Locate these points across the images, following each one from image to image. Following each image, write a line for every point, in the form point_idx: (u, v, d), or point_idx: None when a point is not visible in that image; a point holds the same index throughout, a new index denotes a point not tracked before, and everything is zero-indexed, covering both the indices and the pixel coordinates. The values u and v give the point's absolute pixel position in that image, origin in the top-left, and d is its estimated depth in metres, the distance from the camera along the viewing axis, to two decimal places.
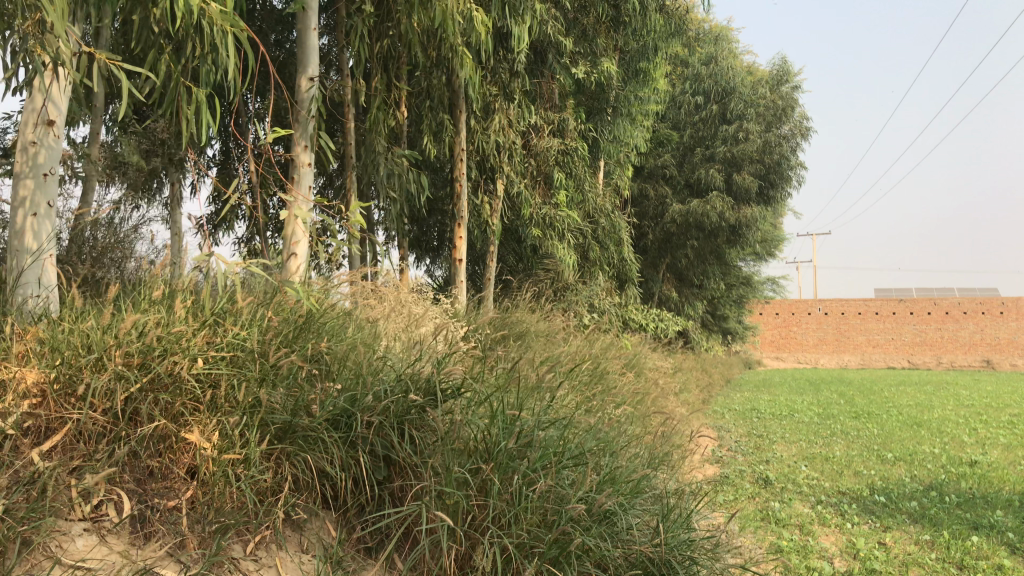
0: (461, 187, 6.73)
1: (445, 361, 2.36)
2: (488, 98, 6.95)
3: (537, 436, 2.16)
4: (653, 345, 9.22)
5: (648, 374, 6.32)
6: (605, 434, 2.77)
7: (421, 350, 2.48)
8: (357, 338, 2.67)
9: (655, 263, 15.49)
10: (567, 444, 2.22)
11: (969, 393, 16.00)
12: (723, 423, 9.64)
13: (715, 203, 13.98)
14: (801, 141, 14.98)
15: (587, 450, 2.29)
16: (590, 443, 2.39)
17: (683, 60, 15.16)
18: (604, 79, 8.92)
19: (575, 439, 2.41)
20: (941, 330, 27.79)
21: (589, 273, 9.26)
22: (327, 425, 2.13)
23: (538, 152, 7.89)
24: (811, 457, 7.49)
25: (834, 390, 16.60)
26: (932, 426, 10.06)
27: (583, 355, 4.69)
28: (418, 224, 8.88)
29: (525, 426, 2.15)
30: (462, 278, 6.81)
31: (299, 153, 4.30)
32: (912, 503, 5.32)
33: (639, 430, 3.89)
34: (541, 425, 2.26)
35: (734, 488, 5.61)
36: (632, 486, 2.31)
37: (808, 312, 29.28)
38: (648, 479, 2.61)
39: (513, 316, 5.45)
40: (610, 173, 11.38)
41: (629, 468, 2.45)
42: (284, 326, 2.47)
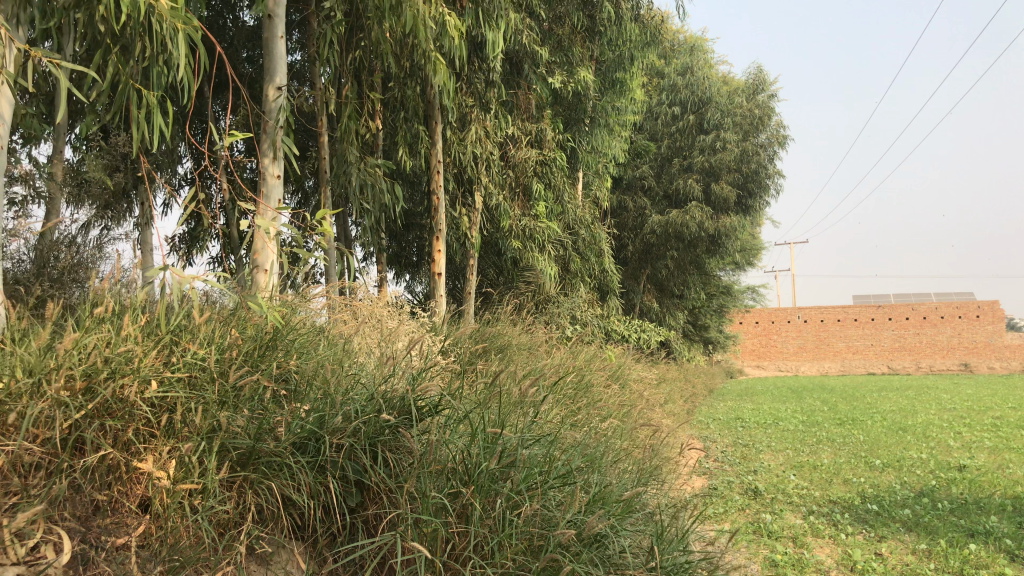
0: (439, 199, 6.59)
1: (421, 377, 2.21)
2: (463, 108, 6.83)
3: (521, 455, 2.00)
4: (637, 357, 9.10)
5: (632, 385, 6.19)
6: (593, 450, 2.63)
7: (395, 365, 2.32)
8: (329, 355, 2.51)
9: (635, 274, 15.39)
10: (553, 462, 2.07)
11: (951, 397, 15.99)
12: (708, 433, 9.51)
13: (695, 212, 13.92)
14: (778, 149, 14.98)
15: (575, 468, 2.14)
16: (577, 460, 2.24)
17: (659, 71, 15.13)
18: (581, 89, 8.83)
19: (562, 456, 2.26)
20: (921, 335, 27.89)
21: (571, 285, 9.15)
22: (294, 450, 1.98)
23: (516, 163, 7.76)
24: (800, 465, 7.37)
25: (818, 397, 16.55)
26: (918, 431, 9.99)
27: (567, 367, 4.54)
28: (396, 240, 8.73)
29: (509, 444, 2.00)
30: (442, 292, 6.66)
31: (267, 166, 4.15)
32: (905, 510, 5.20)
33: (626, 443, 3.75)
34: (525, 443, 2.11)
35: (724, 500, 5.47)
36: (622, 504, 2.16)
37: (789, 321, 29.33)
38: (640, 497, 2.46)
39: (494, 330, 5.30)
40: (589, 184, 11.28)
41: (619, 486, 2.30)
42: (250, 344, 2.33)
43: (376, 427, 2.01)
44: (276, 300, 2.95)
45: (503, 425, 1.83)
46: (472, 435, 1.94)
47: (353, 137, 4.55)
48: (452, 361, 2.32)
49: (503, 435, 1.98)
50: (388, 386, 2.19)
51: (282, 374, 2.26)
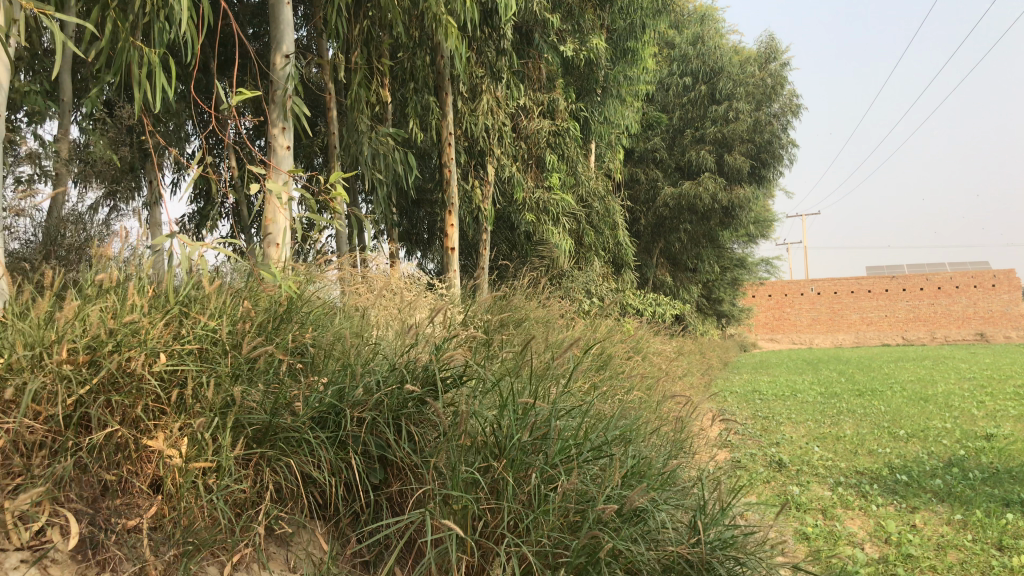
0: (451, 172, 6.45)
1: (444, 346, 2.08)
2: (474, 78, 6.68)
3: (554, 426, 1.87)
4: (653, 330, 8.96)
5: (652, 358, 6.06)
6: (624, 422, 2.51)
7: (416, 334, 2.19)
8: (345, 326, 2.39)
9: (648, 248, 15.20)
10: (587, 433, 1.95)
11: (970, 367, 15.82)
12: (727, 407, 9.38)
13: (708, 184, 13.74)
14: (791, 119, 14.76)
15: (609, 440, 2.02)
16: (611, 431, 2.11)
17: (670, 41, 14.87)
18: (592, 58, 8.65)
19: (594, 426, 2.13)
20: (935, 305, 27.64)
21: (585, 259, 9.00)
22: (314, 423, 1.87)
23: (528, 134, 7.61)
24: (822, 437, 7.24)
25: (835, 369, 16.39)
26: (940, 401, 9.84)
27: (588, 340, 4.41)
28: (407, 217, 8.61)
29: (543, 414, 1.88)
30: (455, 266, 6.53)
31: (276, 136, 4.01)
32: (936, 481, 5.07)
33: (651, 415, 3.63)
34: (557, 414, 1.98)
35: (748, 473, 5.35)
36: (660, 477, 2.05)
37: (802, 293, 29.11)
38: (676, 471, 2.34)
39: (511, 303, 5.18)
40: (601, 157, 11.10)
41: (655, 459, 2.18)
42: (265, 315, 2.22)
43: (401, 395, 1.90)
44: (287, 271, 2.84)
45: (541, 393, 1.71)
46: (504, 405, 1.81)
47: (363, 106, 4.42)
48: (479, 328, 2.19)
49: (536, 406, 1.86)
50: (415, 351, 2.07)
51: (297, 343, 2.15)
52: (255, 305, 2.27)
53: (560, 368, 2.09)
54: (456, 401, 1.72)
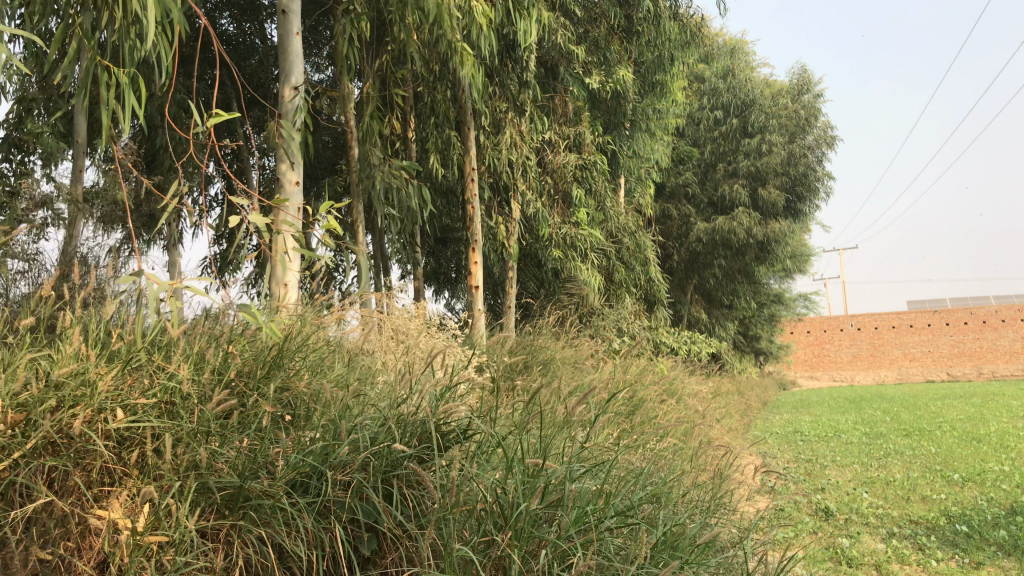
0: (474, 209, 6.26)
1: (446, 395, 1.84)
2: (497, 112, 6.51)
3: (570, 490, 1.61)
4: (688, 369, 8.64)
5: (688, 400, 5.76)
6: (655, 478, 2.24)
7: (416, 380, 1.96)
8: (341, 372, 2.17)
9: (682, 284, 14.87)
10: (609, 496, 1.69)
11: (1022, 404, 15.20)
12: (767, 449, 8.99)
13: (742, 219, 13.43)
14: (826, 151, 14.45)
15: (635, 504, 1.75)
16: (639, 494, 1.84)
17: (699, 75, 14.66)
18: (620, 90, 8.45)
19: (620, 486, 1.87)
20: (980, 340, 26.84)
21: (616, 296, 8.72)
22: (292, 488, 1.63)
23: (553, 169, 7.41)
24: (870, 481, 6.85)
25: (879, 407, 15.84)
26: (994, 442, 9.33)
27: (617, 383, 4.14)
28: (434, 256, 8.45)
29: (556, 475, 1.62)
30: (480, 305, 6.31)
31: (285, 171, 3.84)
32: (1000, 532, 4.69)
33: (685, 464, 3.34)
34: (575, 474, 1.72)
35: (793, 522, 5.01)
36: (697, 547, 1.79)
37: (841, 329, 28.39)
38: (715, 536, 2.07)
39: (535, 343, 4.93)
40: (631, 192, 10.86)
41: (691, 525, 1.91)
42: (249, 363, 1.98)
43: (392, 451, 1.65)
44: (288, 313, 2.62)
45: (552, 452, 1.45)
46: (510, 466, 1.56)
47: (376, 138, 4.25)
48: (490, 376, 1.95)
49: (548, 466, 1.60)
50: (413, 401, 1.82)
51: (283, 394, 1.91)
52: (239, 352, 2.04)
53: (579, 422, 1.84)
54: (454, 461, 1.47)
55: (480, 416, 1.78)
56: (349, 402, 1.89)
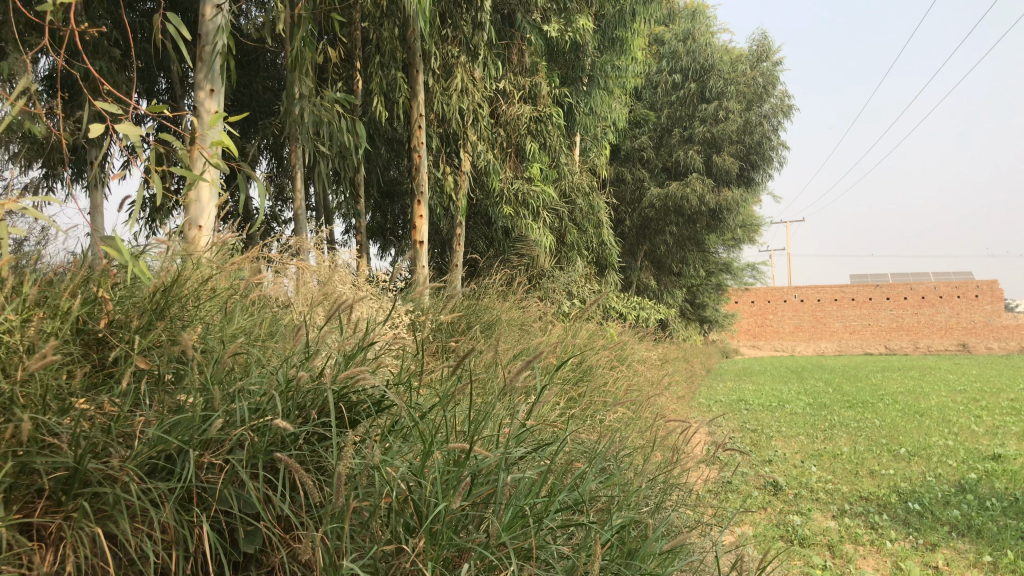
0: (420, 158, 5.88)
1: (357, 359, 1.50)
2: (448, 56, 6.12)
3: (503, 482, 1.30)
4: (636, 336, 8.39)
5: (637, 368, 5.49)
6: (605, 464, 1.96)
7: (323, 340, 1.61)
8: (236, 331, 1.86)
9: (633, 250, 14.59)
10: (553, 489, 1.38)
11: (957, 378, 15.41)
12: (713, 418, 8.82)
13: (696, 185, 13.19)
14: (782, 120, 14.27)
15: (582, 502, 1.46)
16: (585, 487, 1.55)
17: (659, 37, 14.29)
18: (578, 41, 8.06)
19: (564, 476, 1.58)
20: (918, 315, 27.25)
21: (567, 259, 8.41)
22: (144, 471, 1.31)
23: (506, 121, 7.03)
24: (818, 454, 6.70)
25: (821, 378, 15.89)
26: (936, 415, 9.33)
27: (565, 348, 3.85)
28: (379, 209, 8.06)
29: (486, 465, 1.31)
30: (423, 262, 5.95)
31: (203, 100, 3.43)
32: (953, 511, 4.53)
33: (635, 442, 3.04)
34: (511, 462, 1.42)
35: (741, 497, 4.80)
36: (657, 557, 1.52)
37: (785, 300, 28.63)
38: (668, 537, 1.80)
39: (478, 305, 4.61)
40: (585, 152, 10.50)
41: (642, 527, 1.64)
42: (132, 316, 1.76)
43: (280, 427, 1.33)
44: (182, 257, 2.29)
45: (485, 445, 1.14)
46: (429, 451, 1.24)
47: (309, 68, 3.84)
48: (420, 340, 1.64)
49: (476, 453, 1.28)
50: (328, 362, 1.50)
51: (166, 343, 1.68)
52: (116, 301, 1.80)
53: (530, 394, 1.54)
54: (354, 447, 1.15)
55: (399, 384, 1.47)
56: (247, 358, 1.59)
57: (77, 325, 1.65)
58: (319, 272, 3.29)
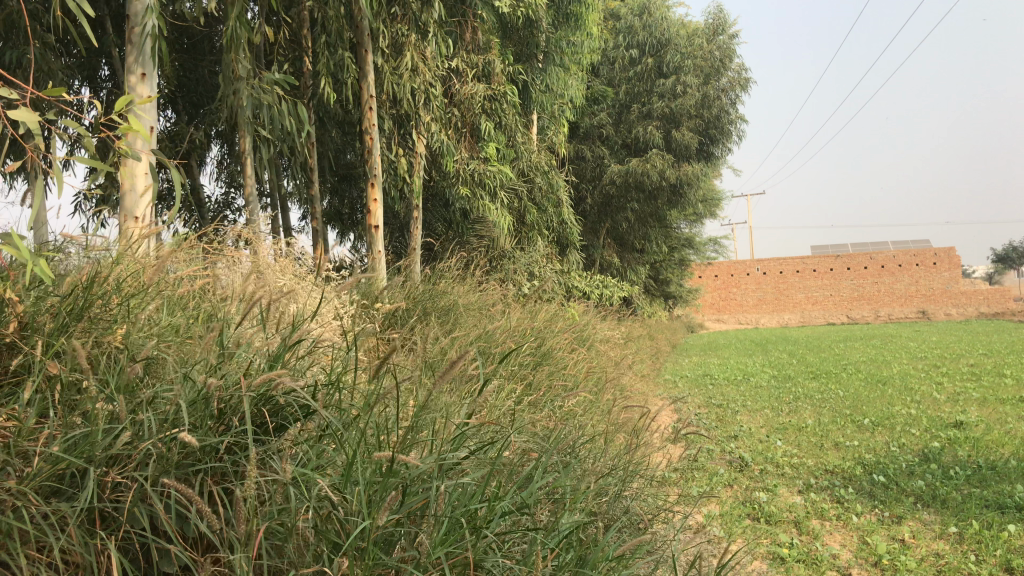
0: (373, 140, 5.71)
1: (281, 362, 1.37)
2: (397, 34, 5.94)
3: (438, 492, 1.19)
4: (600, 315, 8.32)
5: (599, 348, 5.41)
6: (553, 463, 1.87)
7: (248, 342, 1.49)
8: (160, 332, 1.73)
9: (595, 228, 14.51)
10: (493, 499, 1.28)
11: (917, 345, 15.60)
12: (678, 393, 8.81)
13: (655, 161, 13.12)
14: (740, 93, 14.24)
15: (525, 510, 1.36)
16: (530, 495, 1.46)
17: (615, 13, 14.15)
18: (531, 17, 7.91)
19: (507, 482, 1.48)
20: (878, 284, 27.58)
21: (527, 239, 8.30)
22: (43, 495, 1.16)
23: (460, 100, 6.86)
24: (783, 427, 6.70)
25: (784, 350, 16.01)
26: (898, 384, 9.40)
27: (523, 332, 3.75)
28: (335, 194, 7.90)
29: (420, 473, 1.20)
30: (381, 248, 5.79)
31: (135, 84, 3.25)
32: (918, 482, 4.52)
33: (594, 429, 2.95)
34: (448, 469, 1.31)
35: (707, 475, 4.75)
36: (608, 563, 1.43)
37: (748, 273, 28.86)
38: (620, 539, 1.72)
39: (433, 292, 4.49)
40: (543, 130, 10.37)
41: (589, 531, 1.55)
42: (52, 317, 1.63)
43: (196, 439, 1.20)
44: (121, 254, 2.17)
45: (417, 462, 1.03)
46: (356, 461, 1.12)
47: (246, 48, 3.66)
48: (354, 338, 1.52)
49: (406, 462, 1.16)
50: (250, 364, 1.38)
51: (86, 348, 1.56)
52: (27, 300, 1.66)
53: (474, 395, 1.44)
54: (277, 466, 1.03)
55: (327, 387, 1.36)
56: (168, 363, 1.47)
57: None
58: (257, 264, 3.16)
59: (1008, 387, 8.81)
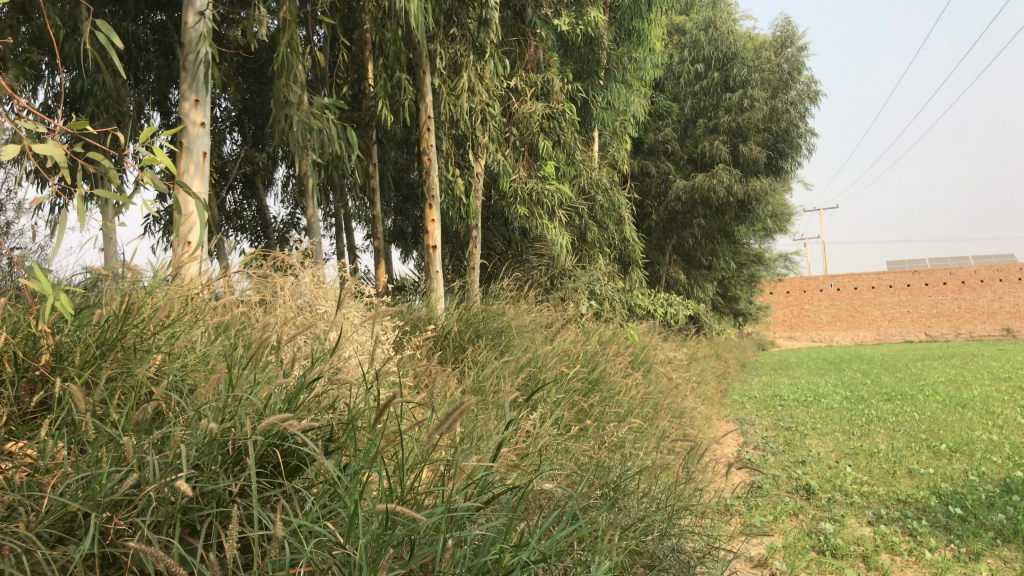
0: (431, 161, 5.72)
1: (298, 406, 1.47)
2: (455, 55, 5.94)
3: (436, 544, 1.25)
4: (663, 334, 8.16)
5: (659, 370, 5.28)
6: (575, 505, 1.88)
7: (269, 382, 1.53)
8: (194, 359, 1.72)
9: (660, 245, 14.30)
10: (491, 549, 1.34)
11: (1001, 365, 14.92)
12: (745, 415, 8.57)
13: (722, 176, 12.87)
14: (810, 106, 13.90)
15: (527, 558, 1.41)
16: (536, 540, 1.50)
17: (680, 27, 13.98)
18: (592, 34, 7.84)
19: (513, 528, 1.53)
20: (958, 301, 26.56)
21: (588, 257, 8.20)
22: (50, 540, 1.14)
23: (519, 119, 6.83)
24: (854, 452, 6.43)
25: (858, 369, 15.50)
26: (979, 407, 8.96)
27: (575, 355, 3.68)
28: (396, 214, 7.97)
29: (420, 526, 1.27)
30: (438, 268, 5.78)
31: (188, 112, 3.32)
32: (998, 515, 4.27)
33: (644, 461, 2.86)
34: (450, 519, 1.37)
35: (770, 504, 4.58)
36: None
37: (821, 289, 28.15)
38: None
39: (487, 314, 4.47)
40: (606, 146, 10.27)
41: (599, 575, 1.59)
42: (87, 347, 1.62)
43: (198, 484, 1.20)
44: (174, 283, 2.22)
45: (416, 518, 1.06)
46: (356, 512, 1.20)
47: (298, 72, 3.70)
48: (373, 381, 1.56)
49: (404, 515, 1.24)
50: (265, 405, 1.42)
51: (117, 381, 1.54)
52: (62, 333, 1.66)
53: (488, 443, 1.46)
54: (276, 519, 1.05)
55: (338, 436, 1.45)
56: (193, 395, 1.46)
57: (13, 362, 1.53)
58: (303, 287, 3.21)
59: None
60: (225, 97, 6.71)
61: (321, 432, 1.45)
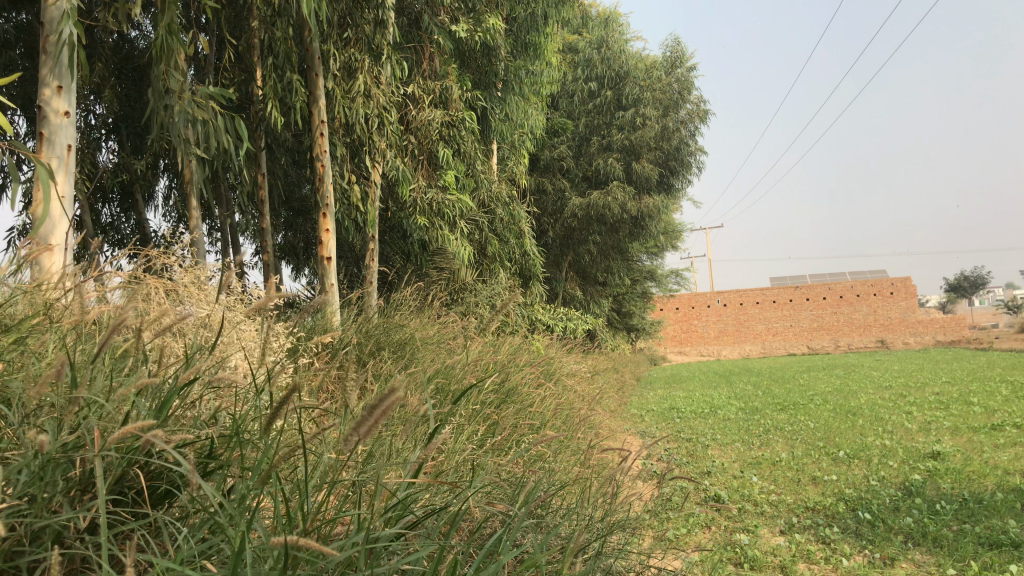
0: (325, 168, 5.43)
1: (170, 415, 1.20)
2: (350, 57, 5.68)
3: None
4: (565, 348, 8.06)
5: (566, 382, 5.13)
6: (498, 520, 1.67)
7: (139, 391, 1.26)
8: (44, 366, 1.43)
9: (557, 261, 14.24)
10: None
11: (882, 374, 15.55)
12: (646, 428, 8.53)
13: (617, 193, 12.91)
14: (699, 125, 14.22)
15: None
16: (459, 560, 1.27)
17: (573, 46, 14.04)
18: (489, 43, 7.70)
19: (432, 548, 1.30)
20: (837, 315, 27.72)
21: (489, 270, 8.04)
22: None
23: (417, 127, 6.61)
24: (757, 462, 6.44)
25: (749, 381, 15.85)
26: (868, 414, 9.22)
27: (484, 364, 3.47)
28: (289, 227, 7.60)
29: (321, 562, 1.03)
30: (334, 280, 5.46)
31: (49, 100, 2.98)
32: (905, 518, 4.28)
33: (563, 476, 2.67)
34: (359, 547, 1.13)
35: (683, 516, 4.46)
36: None
37: (709, 305, 28.85)
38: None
39: (389, 325, 4.22)
40: (503, 160, 10.15)
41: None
42: None
43: (26, 520, 0.93)
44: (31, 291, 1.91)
45: (331, 552, 0.83)
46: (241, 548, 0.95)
47: (179, 59, 3.39)
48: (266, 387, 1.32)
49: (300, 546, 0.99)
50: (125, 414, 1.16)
51: None
52: None
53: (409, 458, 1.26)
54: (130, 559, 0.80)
55: (217, 452, 1.19)
56: (33, 405, 1.18)
57: None
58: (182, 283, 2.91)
59: (977, 415, 8.69)
60: (100, 100, 6.24)
61: (197, 447, 1.20)
